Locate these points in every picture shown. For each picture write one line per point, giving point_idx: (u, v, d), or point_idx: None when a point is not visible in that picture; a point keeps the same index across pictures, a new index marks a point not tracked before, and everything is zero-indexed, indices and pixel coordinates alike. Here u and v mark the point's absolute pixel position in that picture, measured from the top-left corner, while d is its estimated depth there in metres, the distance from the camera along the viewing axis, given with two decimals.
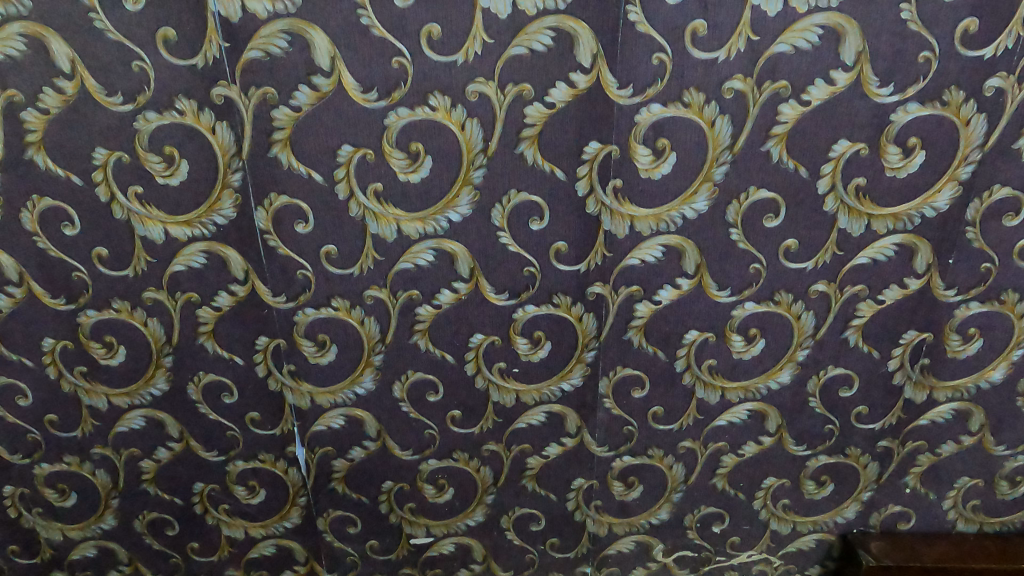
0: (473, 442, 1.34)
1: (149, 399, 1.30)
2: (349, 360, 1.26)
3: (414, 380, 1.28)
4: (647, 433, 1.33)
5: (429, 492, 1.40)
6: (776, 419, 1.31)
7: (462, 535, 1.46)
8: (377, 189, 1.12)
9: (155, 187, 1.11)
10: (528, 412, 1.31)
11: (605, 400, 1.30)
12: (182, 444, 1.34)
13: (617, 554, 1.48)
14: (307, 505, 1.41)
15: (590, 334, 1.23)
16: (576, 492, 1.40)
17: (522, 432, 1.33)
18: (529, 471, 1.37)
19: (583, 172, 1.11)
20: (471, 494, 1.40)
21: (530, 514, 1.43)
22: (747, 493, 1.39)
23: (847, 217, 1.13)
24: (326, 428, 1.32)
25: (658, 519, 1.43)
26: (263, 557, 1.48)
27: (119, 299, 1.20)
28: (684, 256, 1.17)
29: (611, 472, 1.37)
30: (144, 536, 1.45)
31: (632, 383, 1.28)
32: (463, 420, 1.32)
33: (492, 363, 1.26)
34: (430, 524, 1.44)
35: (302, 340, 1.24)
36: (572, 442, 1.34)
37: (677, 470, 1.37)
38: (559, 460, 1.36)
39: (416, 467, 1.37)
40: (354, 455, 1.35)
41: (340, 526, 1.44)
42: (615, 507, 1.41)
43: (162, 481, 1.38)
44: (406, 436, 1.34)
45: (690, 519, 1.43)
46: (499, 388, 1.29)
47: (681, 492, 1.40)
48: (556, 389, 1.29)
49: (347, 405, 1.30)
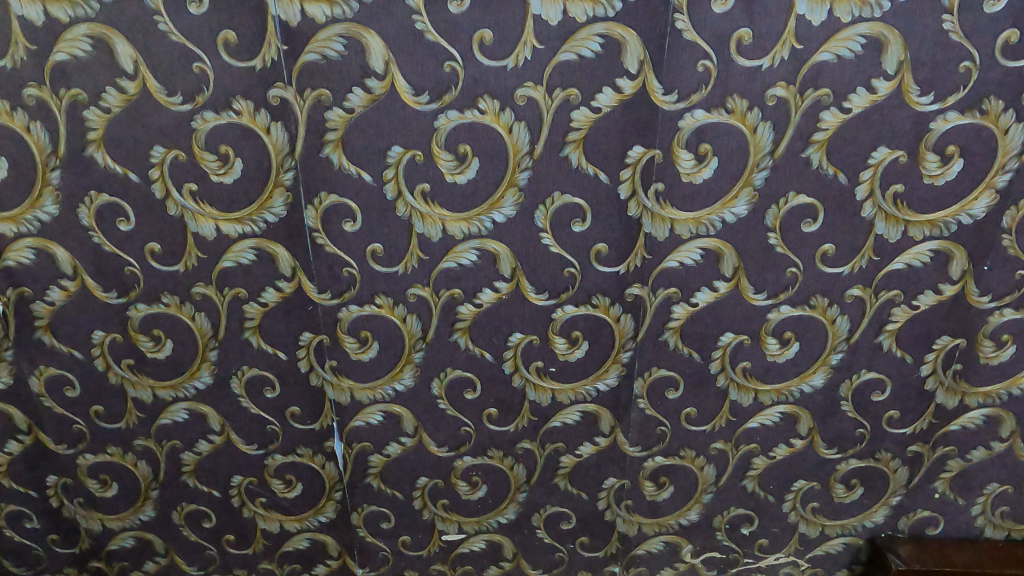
0: (508, 440, 1.37)
1: (192, 392, 1.32)
2: (390, 357, 1.28)
3: (452, 378, 1.30)
4: (680, 433, 1.35)
5: (463, 489, 1.42)
6: (808, 422, 1.33)
7: (493, 532, 1.48)
8: (424, 189, 1.15)
9: (209, 185, 1.15)
10: (563, 411, 1.33)
11: (640, 401, 1.32)
12: (222, 437, 1.37)
13: (646, 555, 1.49)
14: (342, 500, 1.44)
15: (626, 334, 1.26)
16: (607, 492, 1.42)
17: (557, 431, 1.35)
18: (562, 469, 1.39)
19: (626, 176, 1.13)
20: (503, 492, 1.42)
21: (562, 513, 1.44)
22: (777, 496, 1.41)
23: (884, 222, 1.15)
24: (365, 423, 1.35)
25: (688, 519, 1.45)
26: (297, 551, 1.51)
27: (169, 294, 1.23)
28: (722, 259, 1.19)
29: (643, 472, 1.39)
30: (182, 527, 1.47)
31: (667, 383, 1.30)
32: (499, 418, 1.34)
33: (530, 362, 1.29)
34: (462, 521, 1.46)
35: (345, 336, 1.27)
36: (606, 441, 1.36)
37: (709, 471, 1.39)
38: (592, 459, 1.38)
39: (451, 464, 1.39)
40: (390, 450, 1.38)
41: (373, 521, 1.46)
42: (645, 508, 1.43)
43: (202, 473, 1.41)
44: (443, 433, 1.36)
45: (720, 520, 1.45)
46: (535, 387, 1.31)
47: (711, 493, 1.41)
48: (591, 389, 1.31)
49: (386, 402, 1.33)
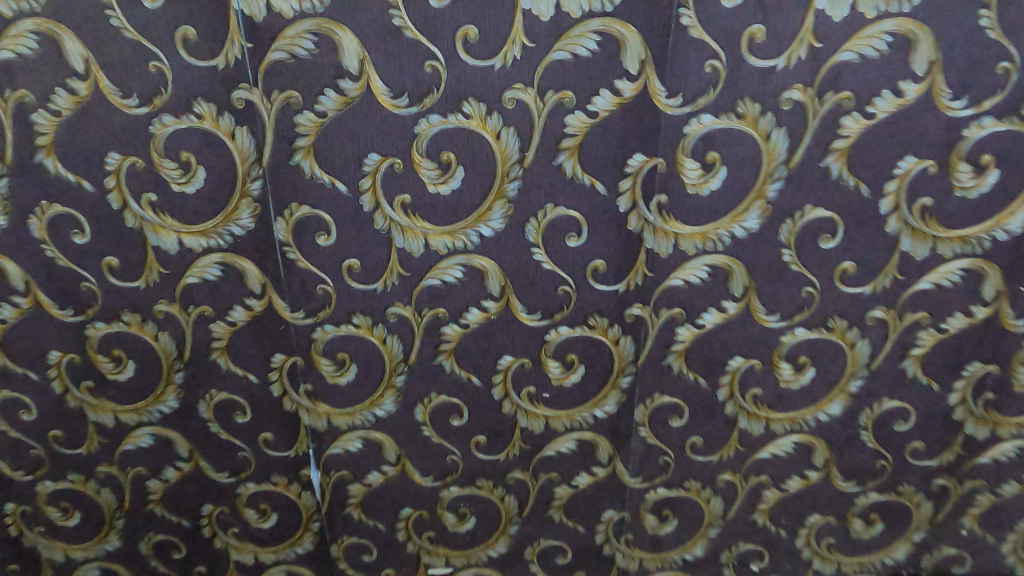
0: (498, 471, 1.26)
1: (157, 417, 1.23)
2: (369, 381, 1.18)
3: (437, 403, 1.20)
4: (684, 463, 1.25)
5: (449, 520, 1.32)
6: (823, 452, 1.22)
7: (483, 567, 1.37)
8: (405, 201, 1.05)
9: (169, 195, 1.05)
10: (557, 439, 1.23)
11: (641, 428, 1.21)
12: (190, 464, 1.28)
13: None
14: (321, 531, 1.34)
15: (626, 358, 1.15)
16: (605, 524, 1.31)
17: (551, 460, 1.25)
18: (556, 501, 1.29)
19: (625, 187, 1.03)
20: (494, 524, 1.32)
21: (556, 547, 1.34)
22: (789, 531, 1.30)
23: (910, 239, 1.05)
24: (343, 451, 1.25)
25: (692, 555, 1.34)
26: None
27: (129, 312, 1.14)
28: (731, 277, 1.08)
29: (644, 504, 1.29)
30: (150, 558, 1.38)
31: (670, 410, 1.20)
32: (488, 446, 1.23)
33: (521, 387, 1.18)
34: (450, 555, 1.36)
35: (321, 358, 1.17)
36: (604, 472, 1.26)
37: (715, 504, 1.28)
38: (589, 490, 1.28)
39: (437, 494, 1.29)
40: (371, 480, 1.28)
41: (354, 553, 1.36)
42: (647, 542, 1.33)
43: (170, 501, 1.32)
44: (427, 462, 1.26)
45: (727, 557, 1.34)
46: (527, 413, 1.20)
47: (718, 527, 1.31)
48: (588, 416, 1.21)
49: (366, 428, 1.23)
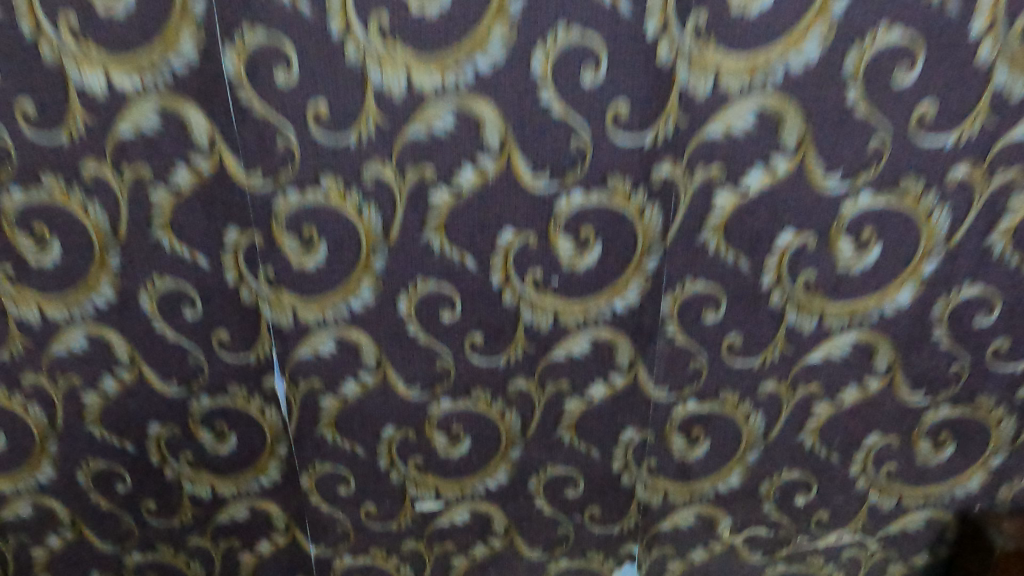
0: (497, 380, 1.06)
1: (91, 312, 1.03)
2: (342, 264, 0.97)
3: (424, 293, 0.99)
4: (719, 370, 1.04)
5: (440, 443, 1.12)
6: (886, 355, 1.02)
7: (479, 501, 1.17)
8: (378, 24, 0.82)
9: (93, 16, 0.82)
10: (569, 339, 1.02)
11: (668, 325, 1.00)
12: (133, 373, 1.08)
13: (672, 532, 1.18)
14: (287, 457, 1.14)
15: (652, 234, 0.95)
16: (624, 448, 1.11)
17: (560, 367, 1.04)
18: (566, 418, 1.09)
19: (655, 4, 0.81)
20: (492, 448, 1.12)
21: (566, 476, 1.14)
22: (842, 455, 1.10)
23: (1005, 71, 0.85)
24: (312, 354, 1.04)
25: (725, 485, 1.14)
26: (234, 523, 1.22)
27: (51, 173, 0.92)
28: (783, 125, 0.87)
29: (670, 423, 1.09)
30: (89, 492, 1.19)
31: (704, 302, 0.99)
32: (485, 347, 1.03)
33: (525, 271, 0.97)
34: (441, 485, 1.16)
35: (283, 234, 0.96)
36: (624, 381, 1.05)
37: (755, 423, 1.08)
38: (605, 405, 1.08)
39: (425, 410, 1.09)
40: (346, 391, 1.08)
41: (329, 485, 1.17)
42: (673, 470, 1.13)
43: (110, 420, 1.12)
44: (413, 369, 1.05)
45: (767, 487, 1.14)
46: (532, 305, 1.00)
47: (757, 451, 1.10)
48: (605, 309, 1.00)
49: (339, 325, 1.02)
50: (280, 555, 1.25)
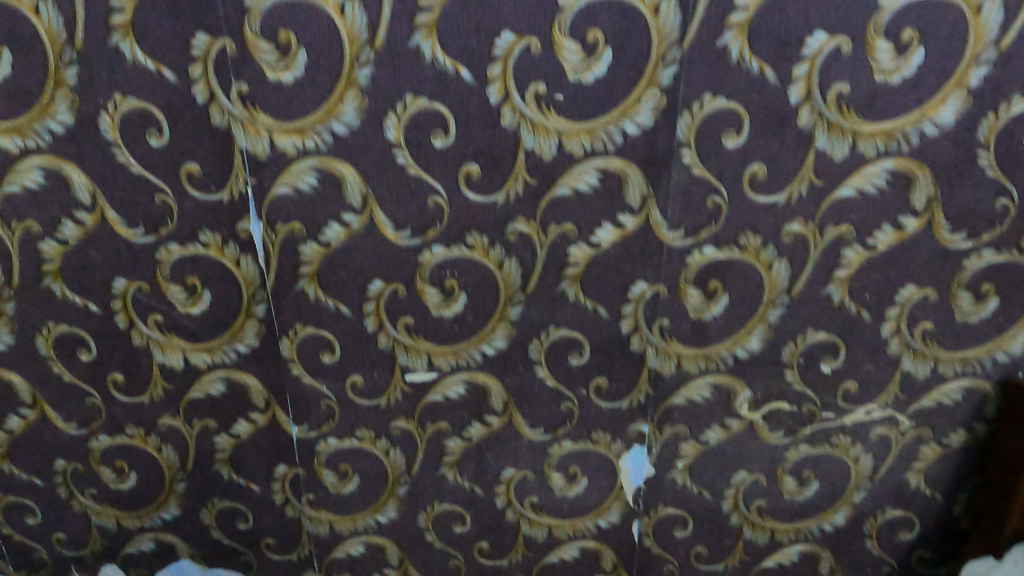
0: (495, 222, 0.96)
1: (47, 140, 0.92)
2: (323, 77, 0.87)
3: (415, 112, 0.89)
4: (741, 208, 0.93)
5: (432, 300, 1.02)
6: (926, 188, 0.91)
7: (474, 371, 1.07)
8: None
9: None
10: (575, 169, 0.92)
11: (684, 152, 0.90)
12: (94, 217, 0.98)
13: (685, 406, 1.09)
14: (266, 318, 1.05)
15: (668, 38, 0.84)
16: (634, 306, 1.01)
17: (564, 205, 0.94)
18: (570, 270, 0.99)
19: None
20: (489, 307, 1.02)
21: (570, 340, 1.04)
22: (874, 312, 1.00)
23: None
24: (292, 191, 0.95)
25: (745, 351, 1.04)
26: (208, 400, 1.12)
27: None
28: None
29: (686, 274, 0.98)
30: (51, 363, 1.10)
31: (725, 122, 0.88)
32: (482, 180, 0.93)
33: (526, 84, 0.87)
34: (433, 353, 1.06)
35: (256, 41, 0.85)
36: (635, 224, 0.95)
37: (779, 274, 0.98)
38: (614, 253, 0.97)
39: (416, 259, 0.99)
40: (329, 237, 0.98)
41: (311, 352, 1.07)
42: (687, 332, 1.03)
43: (70, 275, 1.02)
44: (402, 209, 0.96)
45: (790, 354, 1.04)
46: (534, 127, 0.89)
47: (781, 309, 1.00)
48: (615, 132, 0.90)
49: (321, 155, 0.92)
50: (259, 438, 1.16)
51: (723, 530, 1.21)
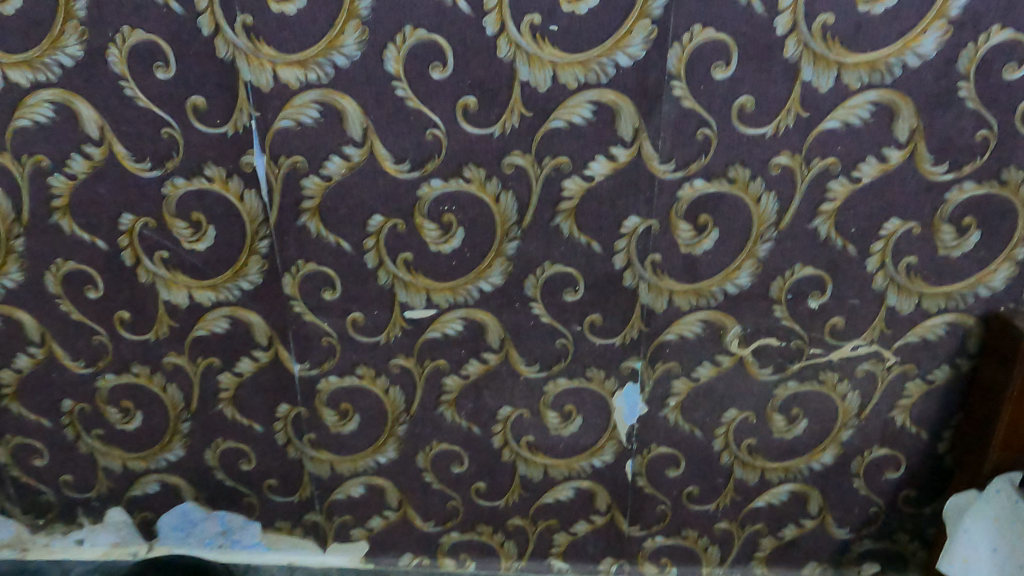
0: (492, 156, 0.99)
1: (57, 73, 0.95)
2: (326, 8, 0.90)
3: (413, 45, 0.92)
4: (730, 141, 0.96)
5: (431, 235, 1.05)
6: (909, 119, 0.94)
7: (472, 307, 1.10)
8: None
9: None
10: (569, 102, 0.95)
11: (675, 84, 0.93)
12: (102, 151, 1.00)
13: (677, 342, 1.12)
14: (269, 254, 1.08)
15: None
16: (627, 241, 1.04)
17: (559, 138, 0.97)
18: (565, 204, 1.02)
19: None
20: (486, 242, 1.05)
21: (565, 276, 1.07)
22: (859, 246, 1.03)
23: None
24: (294, 124, 0.98)
25: (735, 286, 1.07)
26: (213, 338, 1.15)
27: None
28: None
29: (677, 208, 1.01)
30: (59, 301, 1.13)
31: (714, 53, 0.91)
32: (479, 113, 0.96)
33: (521, 16, 0.90)
34: (432, 289, 1.09)
35: None
36: (628, 157, 0.98)
37: (767, 207, 1.01)
38: (607, 187, 1.00)
39: (415, 194, 1.02)
40: (331, 171, 1.01)
41: (313, 289, 1.10)
42: (678, 267, 1.06)
43: (78, 211, 1.05)
44: (402, 143, 0.98)
45: (778, 289, 1.07)
46: (529, 60, 0.92)
47: (769, 243, 1.03)
48: (607, 64, 0.93)
49: (323, 87, 0.95)
50: (262, 377, 1.19)
51: (714, 469, 1.24)
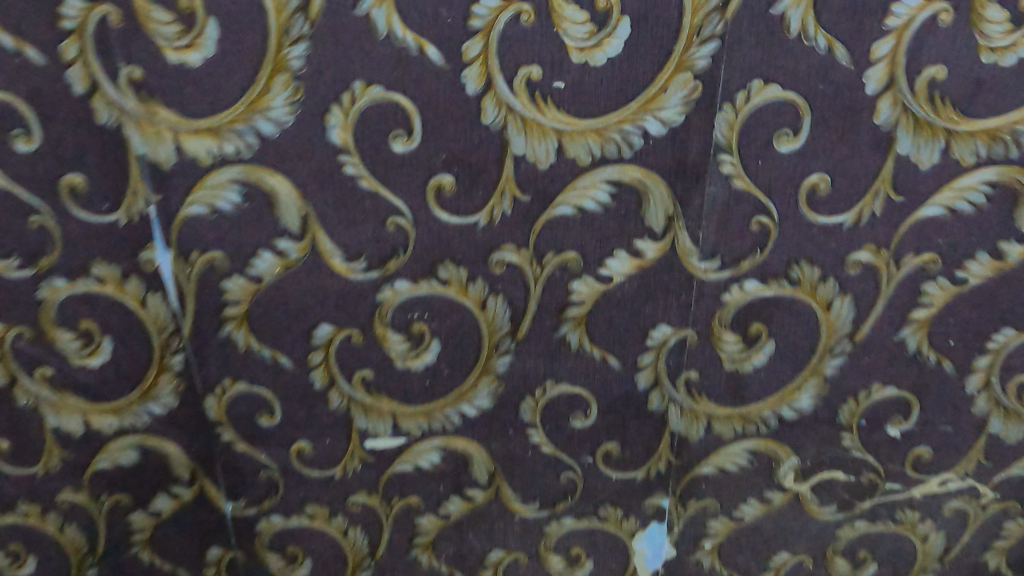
0: (475, 251, 0.74)
1: None
2: (242, 59, 0.65)
3: (366, 108, 0.67)
4: (794, 233, 0.72)
5: (397, 350, 0.80)
6: None
7: (452, 436, 0.85)
8: None
9: None
10: (580, 182, 0.70)
11: (724, 159, 0.69)
12: None
13: (716, 476, 0.87)
14: (185, 371, 0.82)
15: (705, 5, 0.62)
16: (655, 356, 0.79)
17: (565, 227, 0.72)
18: (573, 310, 0.77)
19: None
20: (469, 357, 0.80)
21: (572, 398, 0.82)
22: (958, 362, 0.79)
23: None
24: (209, 211, 0.72)
25: (793, 410, 0.82)
26: (118, 471, 0.89)
27: None
28: None
29: (721, 317, 0.77)
30: None
31: (779, 119, 0.67)
32: (458, 197, 0.71)
33: (515, 69, 0.65)
34: (399, 414, 0.84)
35: (150, 8, 0.64)
36: (657, 252, 0.74)
37: (840, 315, 0.76)
38: (629, 289, 0.76)
39: (374, 299, 0.77)
40: (261, 270, 0.75)
41: (245, 413, 0.85)
42: (720, 387, 0.81)
43: None
44: (354, 235, 0.73)
45: (849, 414, 0.82)
46: (525, 127, 0.68)
47: (840, 358, 0.79)
48: (632, 133, 0.68)
49: (244, 164, 0.70)
50: (184, 517, 0.93)
51: None
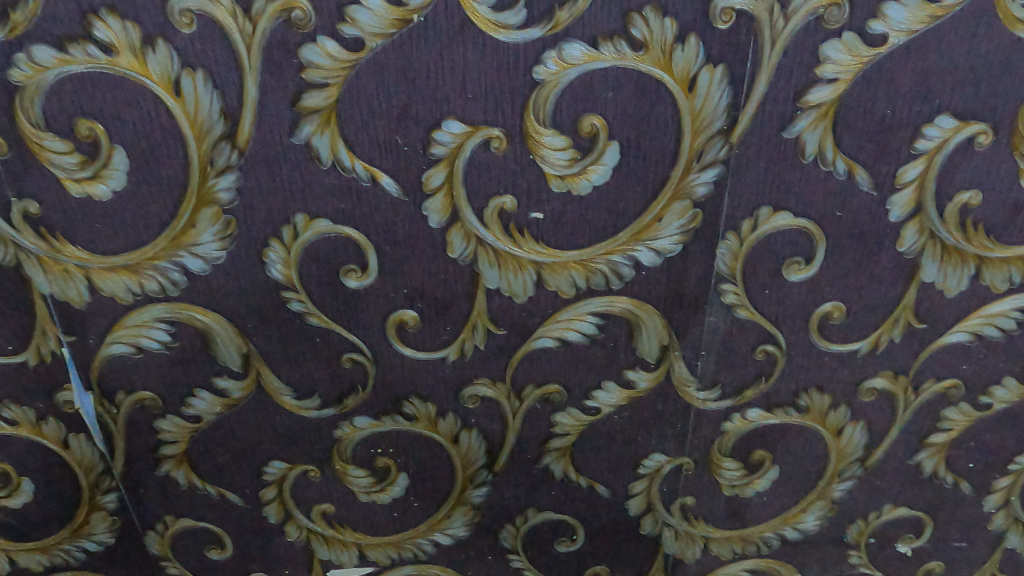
0: (445, 385, 0.65)
1: None
2: (161, 190, 0.55)
3: (312, 241, 0.57)
4: (805, 361, 0.64)
5: (360, 485, 0.70)
6: None
7: (423, 565, 0.76)
8: None
9: None
10: (562, 314, 0.61)
11: (728, 289, 0.60)
12: None
13: None
14: (120, 509, 0.72)
15: (708, 128, 0.53)
16: (648, 482, 0.71)
17: (547, 360, 0.64)
18: (556, 441, 0.68)
19: None
20: (441, 489, 0.71)
21: (556, 525, 0.74)
22: (977, 483, 0.72)
23: None
24: (133, 350, 0.62)
25: (797, 531, 0.75)
26: None
27: None
28: None
29: (721, 444, 0.69)
30: None
31: (791, 248, 0.58)
32: (423, 331, 0.62)
33: (487, 197, 0.56)
34: (364, 546, 0.75)
35: (41, 135, 0.52)
36: (650, 383, 0.65)
37: (852, 439, 0.69)
38: (619, 420, 0.67)
39: (332, 435, 0.67)
40: (199, 409, 0.66)
41: (192, 549, 0.75)
42: (720, 511, 0.73)
43: None
44: (305, 372, 0.64)
45: (857, 533, 0.75)
46: (499, 259, 0.58)
47: (850, 481, 0.71)
48: (621, 264, 0.59)
49: (169, 302, 0.60)
50: None
51: None
